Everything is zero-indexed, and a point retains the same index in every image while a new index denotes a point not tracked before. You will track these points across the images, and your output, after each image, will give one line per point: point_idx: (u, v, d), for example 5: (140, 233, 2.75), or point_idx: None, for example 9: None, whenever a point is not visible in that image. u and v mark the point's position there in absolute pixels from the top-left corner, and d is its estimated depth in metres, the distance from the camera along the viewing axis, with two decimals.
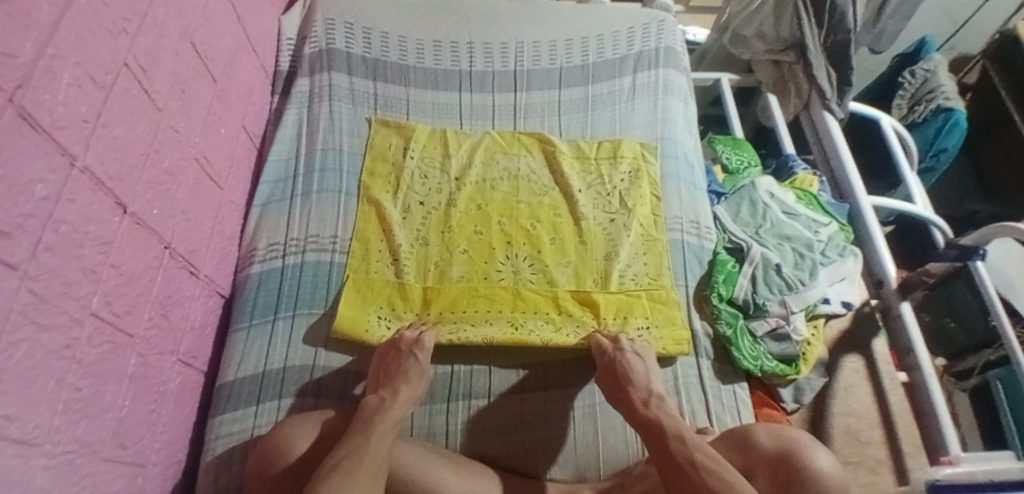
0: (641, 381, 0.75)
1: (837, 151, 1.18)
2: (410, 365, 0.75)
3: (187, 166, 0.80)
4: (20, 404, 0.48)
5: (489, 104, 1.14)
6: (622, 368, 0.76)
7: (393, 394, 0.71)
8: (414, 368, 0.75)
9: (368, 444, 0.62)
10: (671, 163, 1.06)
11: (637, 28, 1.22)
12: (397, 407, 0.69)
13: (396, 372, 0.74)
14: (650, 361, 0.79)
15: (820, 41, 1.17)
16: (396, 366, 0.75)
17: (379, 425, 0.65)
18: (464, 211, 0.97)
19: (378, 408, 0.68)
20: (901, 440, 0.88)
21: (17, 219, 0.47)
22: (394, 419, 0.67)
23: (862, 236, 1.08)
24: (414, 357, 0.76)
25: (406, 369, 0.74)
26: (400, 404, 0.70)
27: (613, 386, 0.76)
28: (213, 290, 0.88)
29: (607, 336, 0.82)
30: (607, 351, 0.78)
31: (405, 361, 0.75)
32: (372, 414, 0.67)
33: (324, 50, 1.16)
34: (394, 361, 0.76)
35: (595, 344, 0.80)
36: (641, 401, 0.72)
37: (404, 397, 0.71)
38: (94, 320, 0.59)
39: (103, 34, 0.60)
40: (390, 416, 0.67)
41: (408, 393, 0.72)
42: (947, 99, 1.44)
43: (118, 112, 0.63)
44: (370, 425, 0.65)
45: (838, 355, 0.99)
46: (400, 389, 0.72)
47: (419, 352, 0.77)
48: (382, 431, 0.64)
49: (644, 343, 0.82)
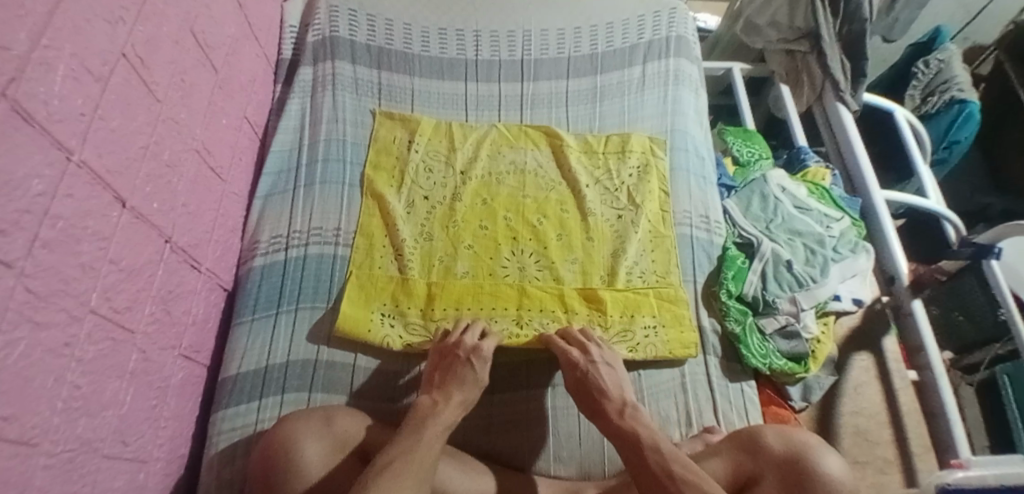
0: (614, 391, 0.72)
1: (850, 143, 1.16)
2: (466, 371, 0.73)
3: (188, 158, 0.78)
4: (17, 405, 0.47)
5: (495, 94, 1.11)
6: (593, 382, 0.74)
7: (446, 398, 0.69)
8: (470, 375, 0.72)
9: (420, 444, 0.61)
10: (681, 157, 1.04)
11: (648, 17, 1.19)
12: (450, 411, 0.67)
13: (450, 377, 0.72)
14: (620, 371, 0.77)
15: (834, 30, 1.16)
16: (453, 370, 0.73)
17: (431, 427, 0.64)
18: (469, 205, 0.96)
19: (431, 411, 0.67)
20: (911, 440, 0.87)
21: (13, 216, 0.46)
22: (446, 424, 0.65)
23: (875, 230, 1.06)
24: (471, 365, 0.73)
25: (461, 374, 0.72)
26: (452, 409, 0.68)
27: (587, 399, 0.73)
28: (215, 284, 0.87)
29: (576, 343, 0.79)
30: (578, 364, 0.76)
31: (460, 366, 0.73)
32: (427, 415, 0.66)
33: (327, 38, 1.13)
34: (452, 364, 0.74)
35: (562, 356, 0.78)
36: (616, 411, 0.70)
37: (458, 402, 0.69)
38: (94, 316, 0.58)
39: (100, 24, 0.58)
40: (443, 419, 0.66)
41: (461, 398, 0.70)
42: (961, 90, 1.40)
43: (117, 103, 0.62)
44: (421, 427, 0.64)
45: (848, 353, 0.97)
46: (453, 393, 0.70)
47: (477, 360, 0.74)
48: (434, 434, 0.63)
49: (612, 349, 0.81)
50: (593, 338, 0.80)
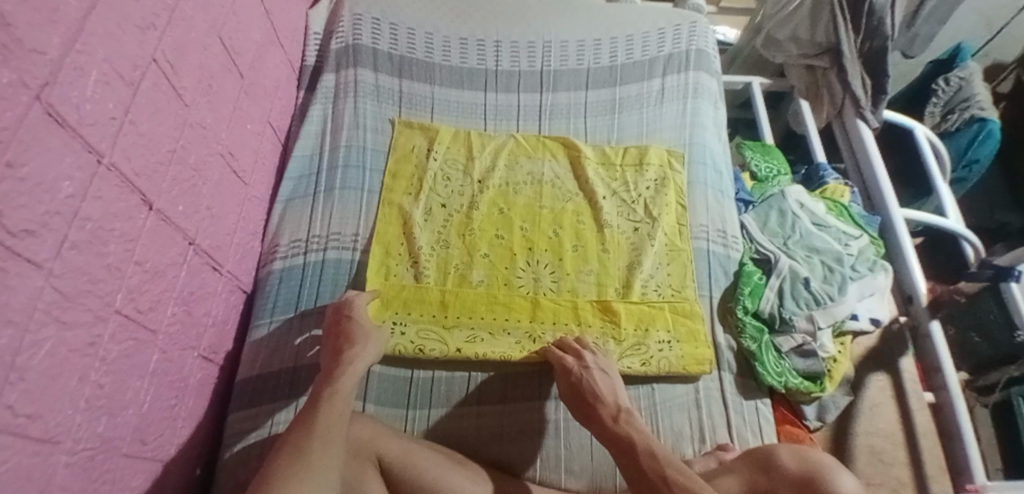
0: (609, 397, 0.73)
1: (870, 160, 1.15)
2: (355, 328, 0.77)
3: (213, 161, 0.79)
4: (42, 403, 0.48)
5: (514, 105, 1.12)
6: (587, 387, 0.74)
7: (340, 358, 0.72)
8: (356, 328, 0.76)
9: (319, 412, 0.64)
10: (699, 170, 1.04)
11: (668, 30, 1.19)
12: (345, 374, 0.70)
13: (340, 338, 0.76)
14: (615, 377, 0.77)
15: (855, 46, 1.16)
16: (339, 332, 0.76)
17: (329, 391, 0.67)
18: (486, 214, 0.96)
19: (328, 381, 0.69)
20: (926, 463, 0.86)
21: (42, 218, 0.47)
22: (344, 382, 0.69)
23: (893, 249, 1.05)
24: (352, 318, 0.78)
25: (353, 332, 0.76)
26: (351, 367, 0.71)
27: (580, 405, 0.74)
28: (236, 286, 0.88)
29: (570, 350, 0.79)
30: (573, 370, 0.76)
31: (347, 324, 0.77)
32: (324, 383, 0.69)
33: (350, 45, 1.15)
34: (340, 327, 0.77)
35: (557, 363, 0.78)
36: (610, 418, 0.70)
37: (352, 355, 0.73)
38: (118, 317, 0.59)
39: (131, 30, 0.59)
40: (343, 380, 0.69)
41: (354, 351, 0.73)
42: (982, 109, 1.41)
43: (146, 107, 0.63)
44: (319, 401, 0.66)
45: (865, 373, 0.94)
46: (346, 351, 0.73)
47: (356, 311, 0.78)
48: (330, 401, 0.66)
49: (607, 357, 0.81)
50: (587, 345, 0.80)
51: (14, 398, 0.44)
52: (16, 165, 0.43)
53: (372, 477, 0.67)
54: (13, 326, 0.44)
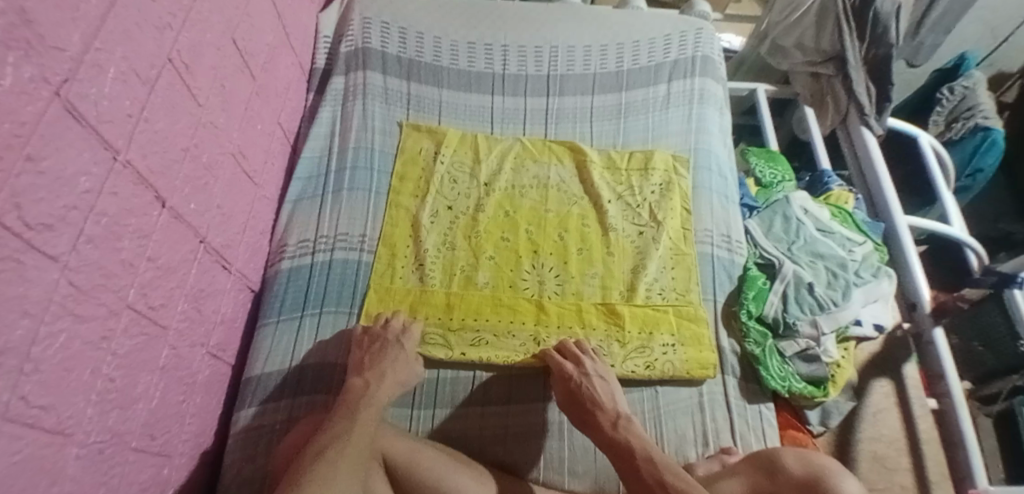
0: (608, 404, 0.73)
1: (874, 168, 1.15)
2: (393, 351, 0.77)
3: (225, 161, 0.81)
4: (56, 394, 0.49)
5: (521, 108, 1.13)
6: (587, 394, 0.74)
7: (379, 378, 0.73)
8: (400, 355, 0.77)
9: (351, 431, 0.65)
10: (703, 175, 1.04)
11: (675, 36, 1.20)
12: (381, 391, 0.72)
13: (379, 355, 0.76)
14: (614, 382, 0.77)
15: (861, 54, 1.17)
16: (382, 351, 0.77)
17: (363, 412, 0.68)
18: (492, 216, 0.97)
19: (363, 395, 0.71)
20: (929, 469, 0.85)
21: (60, 212, 0.48)
22: (376, 405, 0.70)
23: (898, 256, 1.06)
24: (399, 344, 0.79)
25: (391, 357, 0.77)
26: (385, 390, 0.73)
27: (579, 411, 0.75)
28: (245, 284, 0.89)
29: (570, 356, 0.79)
30: (572, 377, 0.76)
31: (389, 346, 0.78)
32: (360, 400, 0.70)
33: (359, 49, 1.16)
34: (382, 346, 0.78)
35: (556, 367, 0.78)
36: (609, 424, 0.71)
37: (389, 383, 0.74)
38: (131, 311, 0.60)
39: (149, 30, 0.61)
40: (374, 401, 0.70)
41: (393, 378, 0.75)
42: (986, 118, 1.40)
43: (160, 106, 0.64)
44: (355, 410, 0.68)
45: (868, 379, 0.94)
46: (385, 373, 0.74)
47: (405, 338, 0.80)
48: (366, 417, 0.67)
49: (603, 361, 0.81)
50: (587, 349, 0.80)
51: (28, 389, 0.45)
52: (36, 159, 0.44)
53: (378, 478, 0.67)
54: (29, 318, 0.44)
